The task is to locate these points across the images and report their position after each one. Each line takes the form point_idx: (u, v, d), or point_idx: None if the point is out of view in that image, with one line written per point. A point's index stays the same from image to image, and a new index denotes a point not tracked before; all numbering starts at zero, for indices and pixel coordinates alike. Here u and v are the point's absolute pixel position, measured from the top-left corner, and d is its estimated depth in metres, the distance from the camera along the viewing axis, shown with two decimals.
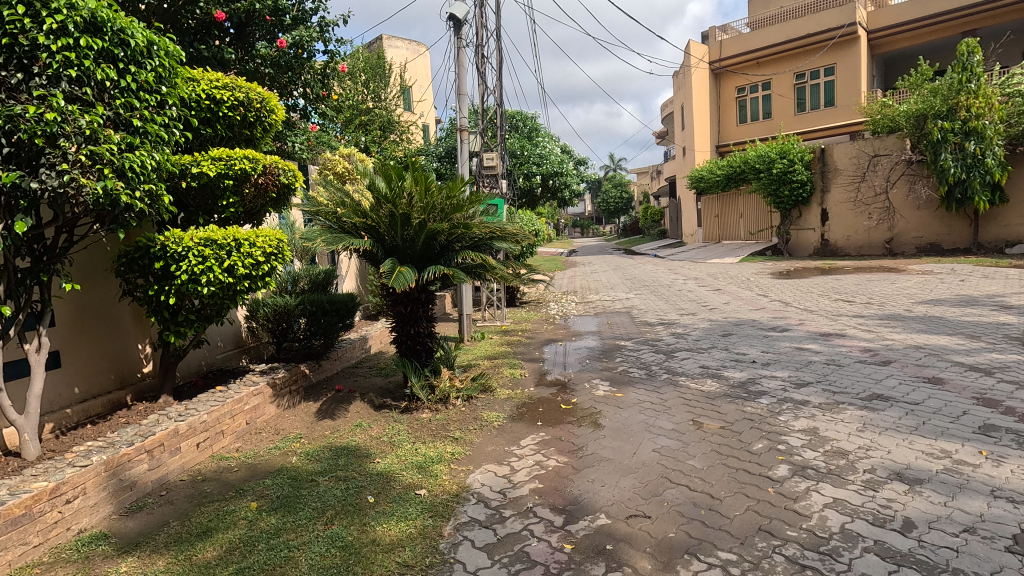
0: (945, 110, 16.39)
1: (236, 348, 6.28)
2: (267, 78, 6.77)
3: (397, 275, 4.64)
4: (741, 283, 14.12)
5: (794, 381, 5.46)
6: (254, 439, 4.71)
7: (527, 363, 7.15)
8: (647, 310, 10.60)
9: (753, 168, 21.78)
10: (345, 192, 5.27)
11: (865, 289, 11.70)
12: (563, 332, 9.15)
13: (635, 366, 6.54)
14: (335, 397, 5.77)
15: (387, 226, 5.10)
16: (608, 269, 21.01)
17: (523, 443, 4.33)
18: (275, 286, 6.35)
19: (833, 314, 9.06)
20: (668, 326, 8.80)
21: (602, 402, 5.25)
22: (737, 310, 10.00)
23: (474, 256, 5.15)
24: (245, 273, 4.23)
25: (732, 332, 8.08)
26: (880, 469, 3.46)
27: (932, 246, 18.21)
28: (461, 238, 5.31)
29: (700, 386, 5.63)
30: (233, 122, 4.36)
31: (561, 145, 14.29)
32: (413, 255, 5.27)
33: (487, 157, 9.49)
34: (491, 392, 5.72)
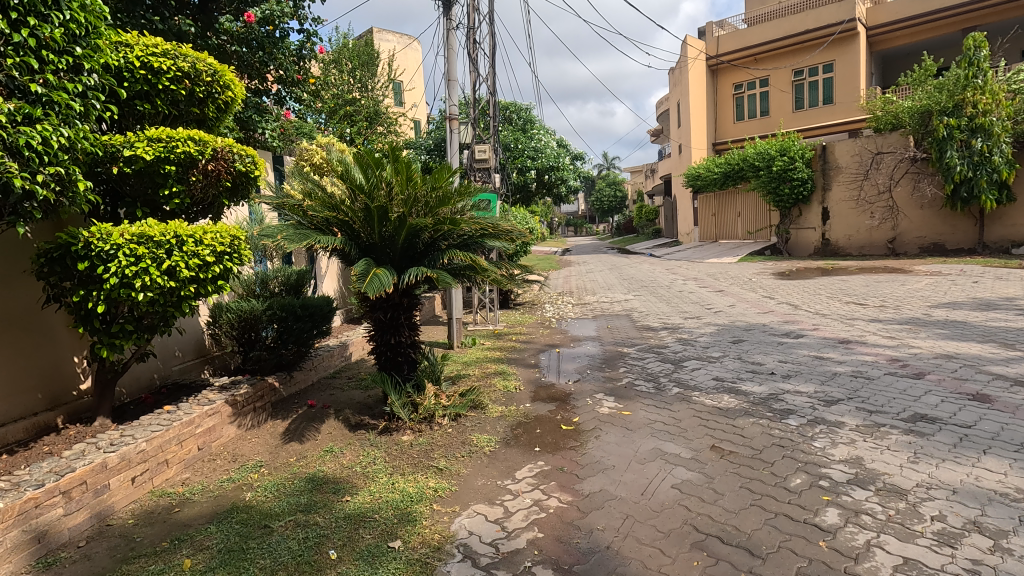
0: (951, 106, 15.90)
1: (198, 358, 5.64)
2: (234, 57, 6.11)
3: (372, 280, 3.99)
4: (744, 284, 13.54)
5: (822, 398, 4.86)
6: (206, 469, 4.05)
7: (522, 373, 6.52)
8: (649, 313, 10.01)
9: (753, 166, 21.28)
10: (316, 183, 4.61)
11: (875, 291, 11.15)
12: (560, 337, 8.54)
13: (641, 378, 5.93)
14: (307, 414, 5.13)
15: (362, 222, 4.44)
16: (604, 269, 20.47)
17: (519, 476, 3.70)
18: (240, 289, 5.68)
19: (848, 318, 8.49)
20: (673, 332, 8.20)
21: (607, 422, 4.64)
22: (744, 313, 9.41)
23: (463, 257, 4.49)
24: (190, 276, 3.58)
25: (743, 338, 7.49)
26: (951, 517, 2.86)
27: (935, 246, 17.77)
28: (447, 236, 4.67)
29: (716, 402, 5.03)
30: (177, 98, 3.71)
31: (557, 139, 13.68)
32: (393, 255, 4.61)
33: (479, 149, 8.85)
34: (482, 409, 5.09)
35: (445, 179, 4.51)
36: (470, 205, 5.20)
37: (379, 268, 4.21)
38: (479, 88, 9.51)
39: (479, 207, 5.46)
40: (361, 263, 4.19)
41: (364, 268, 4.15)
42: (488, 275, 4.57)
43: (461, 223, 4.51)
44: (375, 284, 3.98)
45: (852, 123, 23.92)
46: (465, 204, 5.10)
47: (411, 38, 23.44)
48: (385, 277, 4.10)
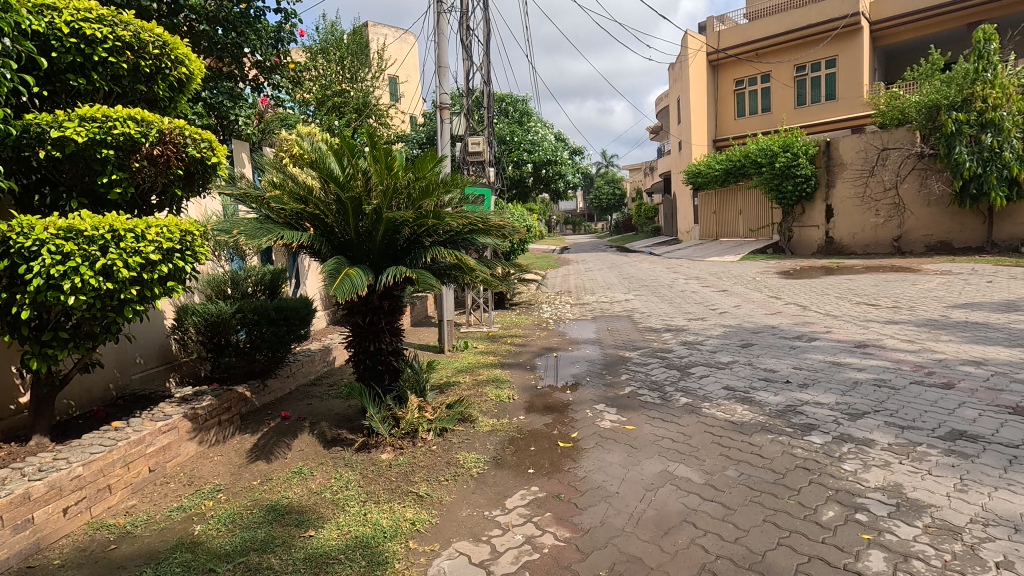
0: (960, 101, 15.46)
1: (163, 364, 5.20)
2: (204, 37, 5.61)
3: (344, 280, 3.52)
4: (748, 283, 13.10)
5: (846, 411, 4.41)
6: (156, 494, 3.58)
7: (517, 379, 6.06)
8: (651, 313, 9.56)
9: (755, 162, 20.83)
10: (286, 173, 4.13)
11: (886, 291, 10.72)
12: (558, 340, 8.08)
13: (644, 386, 5.47)
14: (279, 428, 4.68)
15: (334, 215, 3.96)
16: (603, 267, 20.02)
17: (510, 505, 3.25)
18: (209, 289, 5.22)
19: (861, 320, 8.04)
20: (677, 334, 7.75)
21: (609, 439, 4.18)
22: (751, 314, 8.97)
23: (448, 254, 3.99)
24: (131, 277, 3.10)
25: (752, 342, 7.03)
26: (1020, 564, 2.42)
27: (942, 244, 17.35)
28: (430, 231, 4.19)
29: (728, 413, 4.57)
30: (119, 73, 3.26)
31: (555, 132, 13.21)
32: (370, 253, 4.13)
33: (472, 141, 8.41)
34: (471, 422, 4.64)
35: (428, 167, 4.03)
36: (458, 198, 4.72)
37: (352, 268, 3.74)
38: (473, 78, 9.03)
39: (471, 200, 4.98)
40: (330, 263, 3.72)
41: (334, 268, 3.68)
42: (476, 275, 4.07)
43: (444, 217, 4.02)
44: (347, 285, 3.52)
45: (855, 119, 23.51)
46: (453, 198, 4.63)
47: (404, 32, 22.75)
48: (358, 278, 3.64)
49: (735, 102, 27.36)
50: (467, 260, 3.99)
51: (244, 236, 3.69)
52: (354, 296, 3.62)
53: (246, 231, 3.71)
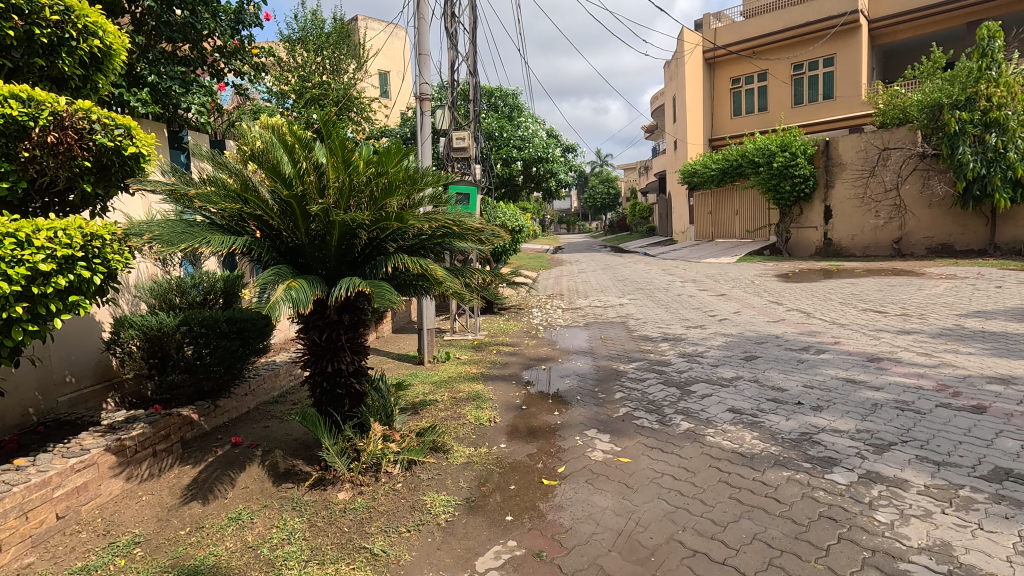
0: (963, 100, 15.06)
1: (100, 383, 4.65)
2: (149, 15, 5.04)
3: (282, 292, 3.00)
4: (747, 287, 12.61)
5: (869, 442, 3.88)
6: (61, 549, 3.01)
7: (500, 396, 5.49)
8: (646, 320, 9.04)
9: (752, 161, 20.37)
10: (226, 166, 3.55)
11: (891, 296, 10.24)
12: (548, 349, 7.50)
13: (639, 407, 4.92)
14: (225, 458, 4.12)
15: (280, 216, 3.39)
16: (596, 269, 19.50)
17: (481, 569, 2.70)
18: (154, 297, 4.67)
19: (871, 329, 7.52)
20: (675, 344, 7.21)
21: (601, 475, 3.63)
22: (752, 321, 8.47)
23: (412, 263, 3.41)
24: (14, 291, 2.52)
25: (756, 354, 6.50)
26: None
27: (943, 247, 16.94)
28: (395, 235, 3.64)
29: (736, 442, 4.02)
30: (7, 41, 2.71)
31: (547, 129, 12.66)
32: (325, 261, 3.55)
33: (457, 136, 7.90)
34: (444, 452, 4.10)
35: (394, 162, 3.49)
36: (431, 197, 4.19)
37: (297, 279, 3.19)
38: (458, 69, 8.47)
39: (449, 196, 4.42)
40: (265, 274, 3.17)
41: (272, 279, 3.15)
42: (445, 288, 3.50)
43: (409, 218, 3.45)
44: (285, 298, 2.98)
45: (854, 119, 23.09)
46: (424, 198, 4.09)
47: (396, 28, 21.85)
48: (302, 292, 3.11)
49: (732, 101, 26.87)
50: (435, 270, 3.43)
51: (166, 241, 3.10)
52: (298, 311, 3.09)
53: (168, 234, 3.11)
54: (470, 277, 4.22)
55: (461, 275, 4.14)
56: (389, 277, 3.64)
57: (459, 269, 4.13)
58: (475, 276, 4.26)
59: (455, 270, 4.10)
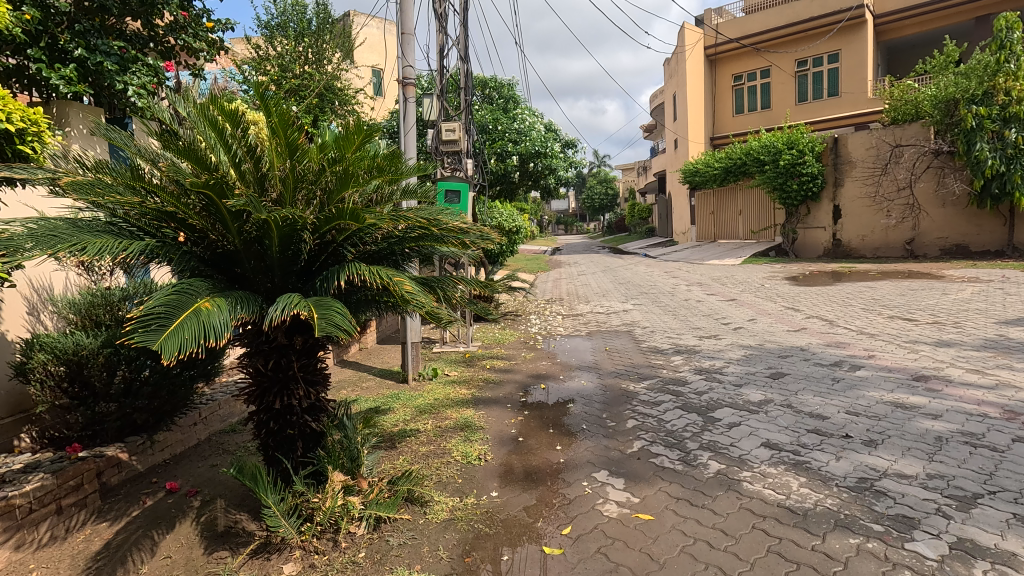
0: (980, 94, 14.38)
1: (12, 416, 3.90)
2: None
3: (190, 318, 2.16)
4: (757, 291, 11.89)
5: (948, 494, 3.12)
6: None
7: (493, 424, 4.74)
8: (654, 329, 8.32)
9: (756, 160, 19.67)
10: (140, 148, 2.83)
11: (917, 301, 9.53)
12: (547, 364, 6.75)
13: (657, 439, 4.17)
14: (153, 512, 3.36)
15: (203, 214, 2.64)
16: (596, 271, 18.78)
17: None
18: (77, 317, 3.91)
19: (905, 341, 6.78)
20: (689, 358, 6.47)
21: (618, 542, 2.87)
22: (771, 331, 7.74)
23: (371, 275, 2.64)
24: None
25: (783, 371, 5.76)
26: None
27: (958, 248, 16.23)
28: (354, 238, 2.89)
29: (781, 492, 3.27)
30: None
31: (545, 123, 11.91)
32: (266, 271, 2.81)
33: (447, 128, 7.22)
34: (422, 504, 3.34)
35: (354, 147, 2.80)
36: (406, 190, 3.47)
37: (211, 297, 2.34)
38: (448, 54, 7.73)
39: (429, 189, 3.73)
40: (163, 293, 2.24)
41: (174, 298, 2.23)
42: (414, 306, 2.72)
43: (371, 216, 2.70)
44: (192, 326, 2.14)
45: (860, 116, 22.33)
46: (395, 192, 3.39)
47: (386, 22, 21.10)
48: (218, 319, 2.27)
49: (734, 99, 26.16)
50: (401, 284, 2.66)
51: (10, 242, 2.27)
52: (208, 344, 2.27)
53: (30, 237, 2.32)
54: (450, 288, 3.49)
55: (436, 288, 3.39)
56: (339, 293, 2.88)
57: (433, 279, 3.39)
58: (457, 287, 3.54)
59: (428, 282, 3.36)
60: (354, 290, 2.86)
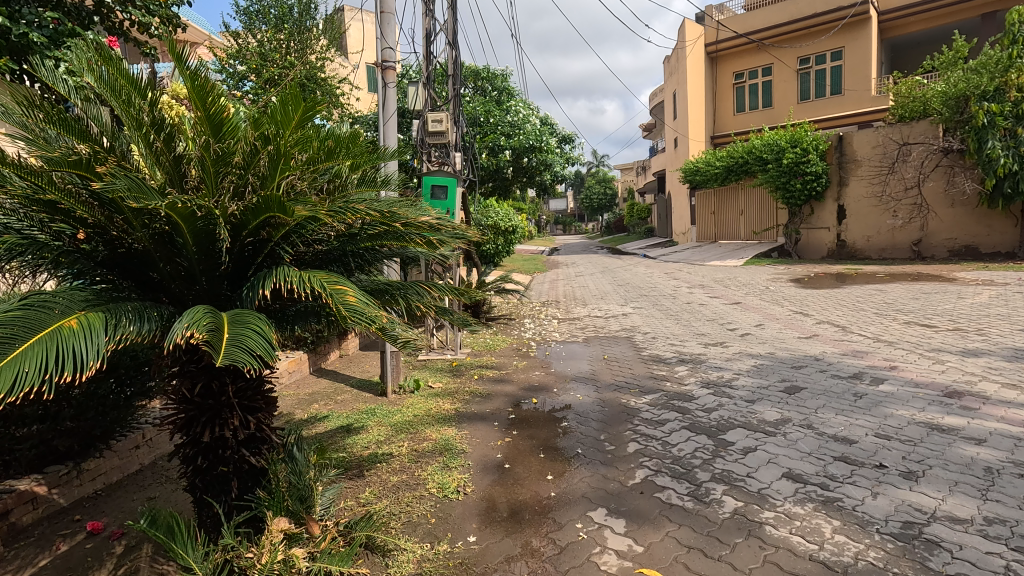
0: (991, 90, 13.90)
1: None
2: None
3: (45, 338, 1.80)
4: (762, 294, 11.38)
5: (1017, 547, 2.59)
6: None
7: (476, 446, 4.18)
8: (656, 335, 7.81)
9: (759, 158, 19.18)
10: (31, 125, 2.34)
11: (933, 306, 9.01)
12: (540, 374, 6.20)
13: (662, 469, 3.64)
14: (66, 562, 2.84)
15: (93, 204, 2.10)
16: (594, 272, 18.28)
17: None
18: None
19: (928, 350, 6.26)
20: (694, 369, 5.96)
21: None
22: (781, 338, 7.24)
23: (302, 284, 2.14)
24: None
25: (799, 385, 5.23)
26: None
27: (967, 249, 15.73)
28: (294, 232, 2.38)
29: (813, 541, 2.73)
30: None
31: (541, 117, 11.39)
32: (183, 273, 2.29)
33: (433, 118, 6.71)
34: (387, 555, 2.79)
35: (292, 125, 2.35)
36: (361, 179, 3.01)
37: (83, 313, 1.98)
38: (435, 40, 7.21)
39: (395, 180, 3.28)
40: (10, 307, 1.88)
41: (26, 314, 1.88)
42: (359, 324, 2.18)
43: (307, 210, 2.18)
44: (45, 348, 1.79)
45: (863, 115, 21.79)
46: (354, 181, 2.96)
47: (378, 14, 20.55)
48: (82, 343, 1.89)
49: (735, 97, 25.65)
50: (342, 295, 2.16)
51: None
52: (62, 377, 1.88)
53: None
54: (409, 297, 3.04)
55: (391, 298, 2.92)
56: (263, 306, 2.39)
57: (385, 288, 2.91)
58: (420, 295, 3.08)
59: (378, 291, 2.88)
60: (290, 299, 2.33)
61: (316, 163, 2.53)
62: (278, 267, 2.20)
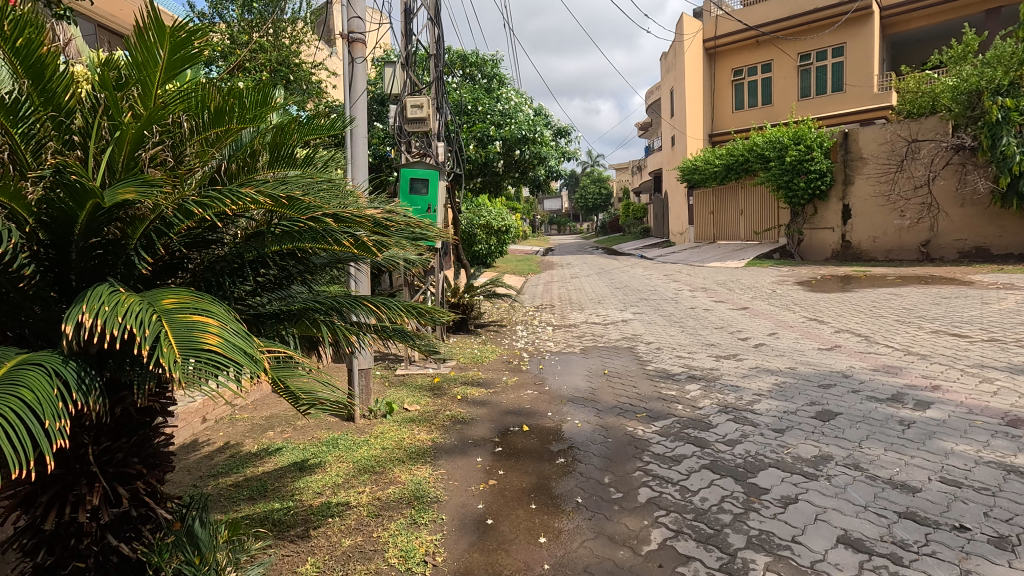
0: (1006, 84, 13.31)
1: None
2: None
3: None
4: (770, 299, 10.68)
5: None
6: None
7: (453, 493, 3.42)
8: (661, 346, 7.06)
9: (761, 156, 18.55)
10: None
11: (958, 313, 8.33)
12: (532, 395, 5.41)
13: (683, 528, 2.90)
14: None
15: None
16: (591, 273, 17.55)
17: None
18: None
19: (969, 366, 5.54)
20: (707, 388, 5.22)
21: None
22: (800, 350, 6.52)
23: (146, 328, 1.61)
24: None
25: (832, 410, 4.49)
26: None
27: (978, 250, 15.10)
28: (156, 230, 2.03)
29: None
30: None
31: (535, 108, 10.64)
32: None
33: (413, 103, 5.96)
34: None
35: (160, 72, 1.91)
36: (285, 157, 2.47)
37: None
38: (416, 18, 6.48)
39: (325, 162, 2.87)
40: None
41: None
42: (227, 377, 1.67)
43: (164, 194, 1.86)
44: None
45: (865, 112, 21.22)
46: (262, 162, 2.43)
47: None
48: None
49: (733, 94, 24.93)
50: (205, 337, 1.62)
51: None
52: None
53: None
54: (344, 317, 2.59)
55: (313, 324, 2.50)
56: (78, 349, 1.75)
57: (306, 310, 2.51)
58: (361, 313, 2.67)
59: (295, 313, 2.50)
60: (113, 351, 1.78)
61: (201, 131, 2.16)
62: (93, 292, 1.71)
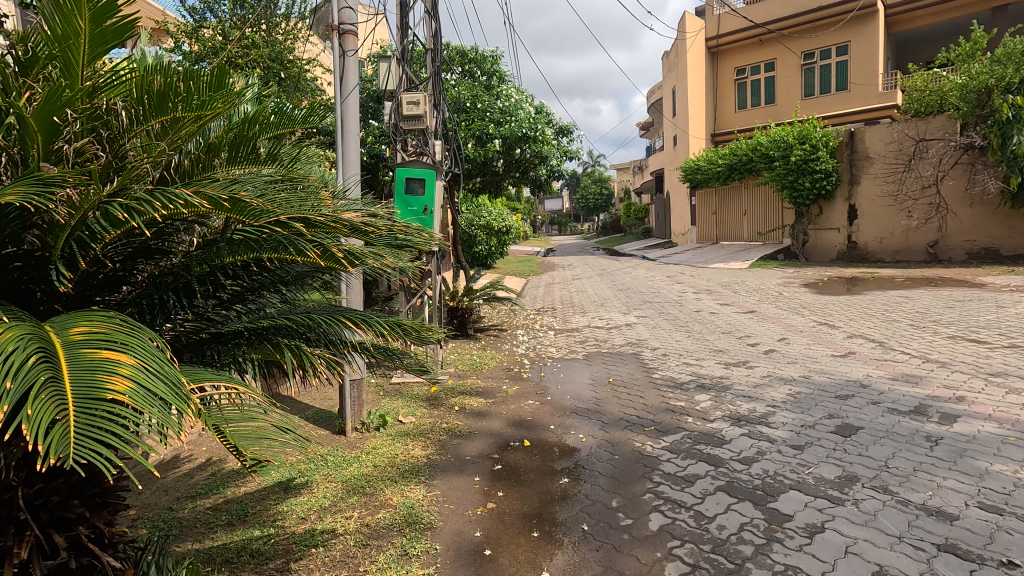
0: (1017, 82, 13.05)
1: None
2: None
3: None
4: (777, 302, 10.41)
5: None
6: None
7: (448, 518, 3.16)
8: (667, 352, 6.79)
9: (765, 155, 18.27)
10: None
11: (974, 317, 8.06)
12: (534, 405, 5.15)
13: (700, 563, 2.63)
14: None
15: None
16: (592, 275, 17.28)
17: None
18: None
19: (993, 374, 5.27)
20: (718, 399, 4.95)
21: None
22: (814, 357, 6.24)
23: (15, 378, 1.37)
24: None
25: (853, 424, 4.22)
26: None
27: (987, 251, 14.81)
28: (79, 241, 1.87)
29: None
30: None
31: (536, 106, 10.38)
32: None
33: (409, 99, 5.70)
34: None
35: (82, 55, 1.84)
36: (247, 156, 2.23)
37: None
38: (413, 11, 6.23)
39: (294, 156, 2.60)
40: None
41: None
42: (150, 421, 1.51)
43: (74, 195, 1.68)
44: None
45: (869, 111, 20.95)
46: (220, 162, 2.17)
47: None
48: None
49: (736, 93, 24.64)
50: (110, 385, 1.42)
51: None
52: None
53: None
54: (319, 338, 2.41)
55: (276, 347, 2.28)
56: None
57: (272, 329, 2.30)
58: (343, 330, 2.46)
59: (257, 335, 2.28)
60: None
61: (143, 122, 1.96)
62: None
